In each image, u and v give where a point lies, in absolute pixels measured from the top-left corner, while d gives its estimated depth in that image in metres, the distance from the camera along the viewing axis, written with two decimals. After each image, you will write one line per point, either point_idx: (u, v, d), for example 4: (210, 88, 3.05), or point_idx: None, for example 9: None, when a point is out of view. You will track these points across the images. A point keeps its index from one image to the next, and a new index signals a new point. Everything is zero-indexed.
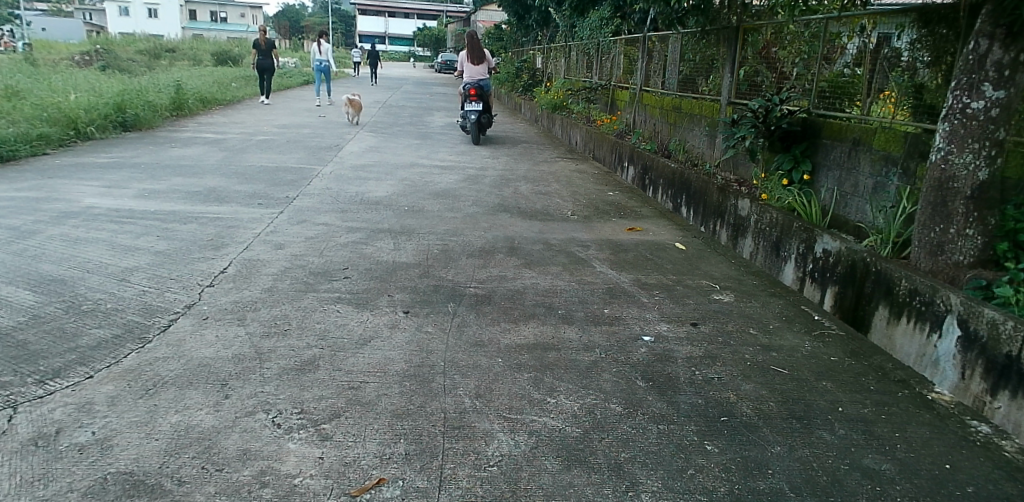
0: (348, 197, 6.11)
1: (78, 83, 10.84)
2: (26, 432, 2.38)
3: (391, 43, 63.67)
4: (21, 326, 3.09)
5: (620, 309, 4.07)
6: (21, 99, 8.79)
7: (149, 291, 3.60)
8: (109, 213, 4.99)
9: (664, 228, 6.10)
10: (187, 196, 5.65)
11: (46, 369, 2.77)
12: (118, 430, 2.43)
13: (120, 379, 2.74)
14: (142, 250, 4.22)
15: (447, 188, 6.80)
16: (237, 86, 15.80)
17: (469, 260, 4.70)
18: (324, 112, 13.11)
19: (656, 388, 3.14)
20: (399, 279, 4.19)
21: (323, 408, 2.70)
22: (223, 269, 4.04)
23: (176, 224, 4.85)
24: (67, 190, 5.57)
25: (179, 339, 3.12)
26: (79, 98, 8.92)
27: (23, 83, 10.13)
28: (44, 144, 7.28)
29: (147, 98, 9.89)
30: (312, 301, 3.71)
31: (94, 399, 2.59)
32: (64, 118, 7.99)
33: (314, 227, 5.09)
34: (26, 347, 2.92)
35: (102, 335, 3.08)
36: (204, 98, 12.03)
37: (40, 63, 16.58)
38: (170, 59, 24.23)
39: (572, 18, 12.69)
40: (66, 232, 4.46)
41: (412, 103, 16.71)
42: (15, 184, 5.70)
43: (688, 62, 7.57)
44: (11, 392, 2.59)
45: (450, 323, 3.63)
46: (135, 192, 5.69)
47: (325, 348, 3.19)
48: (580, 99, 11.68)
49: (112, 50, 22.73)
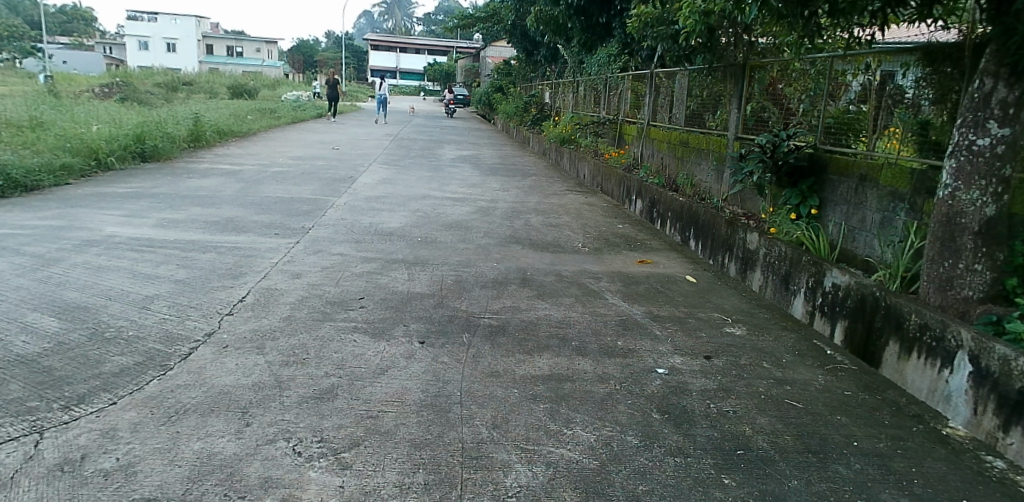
0: (363, 228, 6.19)
1: (99, 115, 11.02)
2: (52, 458, 2.41)
3: (401, 78, 64.75)
4: (46, 353, 3.13)
5: (633, 341, 4.09)
6: (44, 129, 8.98)
7: (170, 319, 3.65)
8: (130, 242, 5.07)
9: (674, 260, 6.14)
10: (206, 226, 5.74)
11: (71, 395, 2.81)
12: (143, 456, 2.46)
13: (143, 406, 2.78)
14: (163, 279, 4.28)
15: (459, 220, 6.87)
16: (252, 118, 16.08)
17: (482, 291, 4.74)
18: (337, 144, 13.27)
19: (671, 420, 3.15)
20: (414, 310, 4.23)
21: (342, 437, 2.72)
22: (242, 297, 4.10)
23: (196, 253, 4.92)
24: (89, 220, 5.66)
25: (200, 367, 3.15)
26: (100, 129, 9.11)
27: (47, 114, 10.32)
28: (66, 174, 7.42)
29: (165, 130, 10.08)
30: (329, 330, 3.76)
31: (117, 425, 2.62)
32: (87, 148, 8.15)
33: (330, 257, 5.15)
34: (51, 373, 2.96)
35: (125, 362, 3.12)
36: (220, 130, 12.24)
37: (61, 95, 16.86)
38: (188, 92, 24.65)
39: (578, 52, 12.93)
40: (89, 260, 4.54)
41: (424, 136, 16.95)
42: (38, 212, 5.80)
43: (695, 97, 7.71)
44: (37, 418, 2.62)
45: (465, 354, 3.65)
46: (155, 221, 5.77)
47: (343, 378, 3.22)
48: (587, 133, 11.87)
49: (132, 82, 23.13)
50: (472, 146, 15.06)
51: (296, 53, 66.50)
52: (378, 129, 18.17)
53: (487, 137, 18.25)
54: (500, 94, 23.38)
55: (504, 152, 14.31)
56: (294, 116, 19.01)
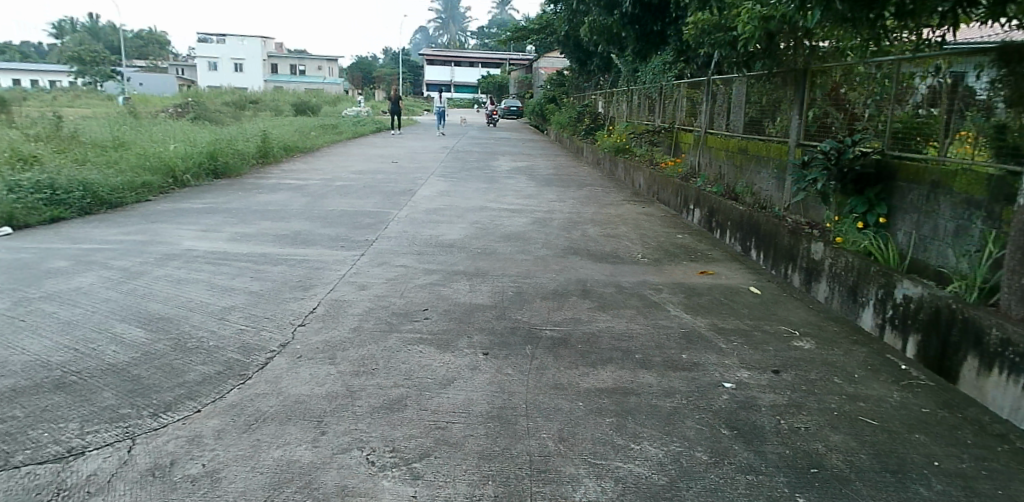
0: (424, 240, 6.30)
1: (174, 134, 11.58)
2: (144, 463, 2.53)
3: (455, 90, 65.59)
4: (134, 362, 3.30)
5: (697, 354, 4.03)
6: (126, 149, 9.49)
7: (247, 329, 3.79)
8: (207, 255, 5.30)
9: (736, 271, 6.02)
10: (276, 239, 5.94)
11: (159, 402, 2.95)
12: (226, 463, 2.56)
13: (225, 413, 2.90)
14: (238, 290, 4.45)
15: (517, 232, 6.91)
16: (315, 134, 16.59)
17: (543, 302, 4.76)
18: (395, 157, 13.56)
19: (741, 436, 3.09)
20: (477, 321, 4.28)
21: (413, 447, 2.77)
22: (312, 308, 4.22)
23: (267, 265, 5.11)
24: (168, 234, 5.94)
25: (276, 377, 3.26)
26: (177, 147, 9.57)
27: (128, 134, 10.91)
28: (147, 191, 7.82)
29: (236, 147, 10.50)
30: (396, 341, 3.83)
31: (201, 433, 2.74)
32: (164, 166, 8.58)
33: (393, 269, 5.26)
34: (140, 381, 3.11)
35: (207, 371, 3.26)
36: (286, 146, 12.69)
37: (141, 115, 17.80)
38: (255, 110, 25.63)
39: (632, 62, 12.86)
40: (170, 272, 4.76)
41: (480, 148, 17.15)
42: (122, 228, 6.12)
43: (753, 104, 7.57)
44: (129, 424, 2.76)
45: (529, 366, 3.67)
46: (228, 235, 6.02)
47: (411, 388, 3.28)
48: (642, 143, 11.78)
49: (203, 102, 24.23)
50: (528, 157, 15.14)
51: (353, 68, 68.24)
52: (435, 142, 18.47)
53: (541, 148, 18.31)
54: (554, 104, 23.42)
55: (560, 163, 14.33)
56: (354, 131, 19.52)
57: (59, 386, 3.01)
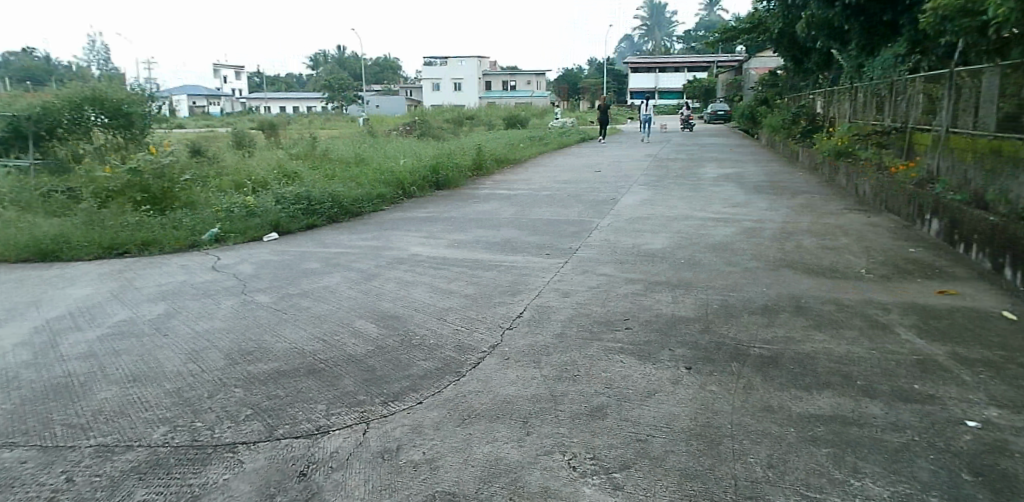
0: (626, 249, 6.31)
1: (402, 149, 12.86)
2: (375, 445, 2.83)
3: (659, 96, 64.54)
4: (369, 354, 3.73)
5: (934, 385, 3.57)
6: (365, 164, 10.74)
7: (462, 330, 4.10)
8: (428, 259, 5.82)
9: (986, 292, 5.22)
10: (488, 246, 6.34)
11: (389, 392, 3.30)
12: (443, 453, 2.79)
13: (443, 407, 3.16)
14: (455, 293, 4.83)
15: (724, 242, 6.64)
16: (523, 145, 17.38)
17: (751, 317, 4.53)
18: (599, 167, 13.73)
19: (989, 485, 2.68)
20: (680, 334, 4.19)
21: (614, 457, 2.80)
22: (519, 313, 4.44)
23: (480, 270, 5.47)
24: (397, 240, 6.62)
25: (487, 376, 3.49)
26: (405, 162, 10.62)
27: (367, 151, 12.33)
28: (382, 201, 8.78)
29: (454, 160, 11.38)
30: (598, 349, 3.89)
31: (423, 423, 3.01)
32: (395, 179, 9.58)
33: (596, 277, 5.35)
34: (374, 372, 3.52)
35: (428, 366, 3.59)
36: (497, 158, 13.46)
37: (376, 133, 20.00)
38: (470, 125, 27.49)
39: (857, 56, 11.71)
40: (398, 275, 5.31)
41: (684, 155, 16.71)
42: (360, 234, 6.94)
43: (1010, 97, 6.50)
44: (365, 409, 3.13)
45: (735, 384, 3.52)
46: (447, 241, 6.55)
47: (612, 397, 3.32)
48: (868, 145, 10.65)
49: (426, 119, 26.54)
50: (736, 163, 14.45)
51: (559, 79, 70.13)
52: (639, 150, 18.36)
53: (751, 154, 17.35)
54: (766, 107, 22.07)
55: (771, 169, 13.49)
56: (560, 141, 20.10)
57: (311, 371, 3.49)
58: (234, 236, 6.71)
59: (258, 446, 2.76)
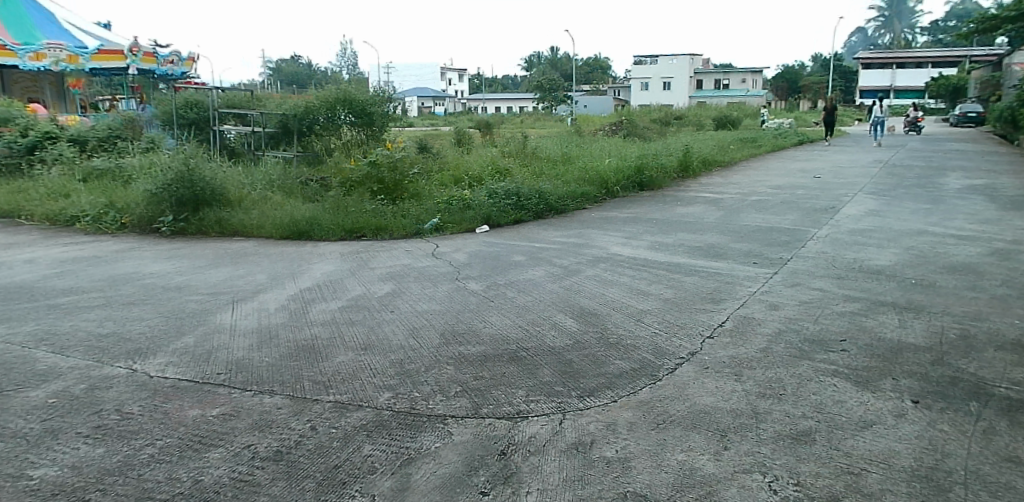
0: (846, 263, 5.79)
1: (608, 148, 12.97)
2: (571, 437, 2.92)
3: (896, 95, 57.67)
4: (568, 348, 3.86)
5: None
6: (571, 162, 11.02)
7: (660, 334, 4.08)
8: (629, 260, 5.84)
9: None
10: (691, 250, 6.19)
11: (585, 387, 3.39)
12: (636, 453, 2.80)
13: (638, 408, 3.18)
14: (654, 296, 4.80)
15: (969, 263, 5.81)
16: (734, 147, 16.61)
17: (999, 352, 3.93)
18: (818, 172, 12.69)
19: None
20: (906, 363, 3.75)
21: (820, 487, 2.61)
22: (721, 322, 4.31)
23: (681, 275, 5.37)
24: (598, 239, 6.72)
25: (684, 383, 3.44)
26: (610, 161, 10.72)
27: (573, 149, 12.63)
28: (584, 199, 8.98)
29: (659, 161, 11.24)
30: (807, 369, 3.64)
31: (617, 421, 3.06)
32: (598, 179, 9.73)
33: (808, 291, 4.99)
34: (572, 365, 3.63)
35: (624, 366, 3.63)
36: (705, 160, 13.03)
37: (583, 132, 20.36)
38: (678, 124, 26.83)
39: None
40: (598, 273, 5.40)
41: (923, 161, 14.82)
42: (564, 231, 7.16)
43: None
44: (562, 400, 3.24)
45: (973, 427, 3.07)
46: (648, 243, 6.51)
47: (821, 423, 3.09)
48: None
49: (633, 118, 26.39)
50: (990, 173, 12.49)
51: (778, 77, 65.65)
52: (867, 155, 16.63)
53: (1012, 162, 14.87)
54: None
55: None
56: (775, 144, 18.86)
57: (514, 358, 3.70)
58: (451, 227, 7.28)
59: (464, 422, 2.98)
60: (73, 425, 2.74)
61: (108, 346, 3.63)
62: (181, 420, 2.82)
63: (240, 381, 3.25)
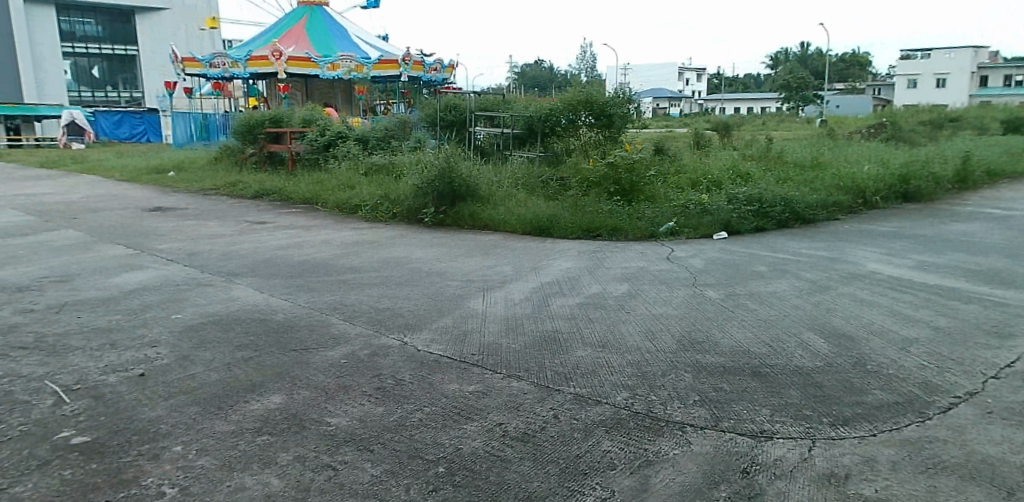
0: None
1: (867, 154, 11.72)
2: (820, 466, 2.71)
3: None
4: (818, 370, 3.57)
5: None
6: (823, 168, 10.14)
7: (930, 366, 3.60)
8: (890, 280, 5.23)
9: None
10: (971, 274, 5.36)
11: (838, 414, 3.12)
12: (899, 496, 2.51)
13: (901, 447, 2.85)
14: (922, 323, 4.25)
15: None
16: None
17: None
18: None
19: None
20: None
21: None
22: (1012, 361, 3.67)
23: (957, 301, 4.68)
24: (853, 254, 6.11)
25: (960, 426, 3.00)
26: (870, 169, 9.67)
27: (826, 154, 11.61)
28: (836, 209, 8.22)
29: (932, 169, 9.87)
30: None
31: (876, 458, 2.77)
32: (854, 187, 8.83)
33: None
34: (822, 389, 3.36)
35: (885, 398, 3.27)
36: (992, 170, 11.16)
37: (838, 135, 18.58)
38: (958, 127, 23.23)
39: None
40: (853, 292, 4.92)
41: None
42: (812, 243, 6.63)
43: None
44: (811, 426, 3.02)
45: None
46: (915, 263, 5.76)
47: None
48: None
49: (901, 120, 23.41)
50: None
51: None
52: None
53: None
54: None
55: None
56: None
57: (756, 374, 3.53)
58: (687, 232, 7.14)
59: (704, 433, 2.93)
60: (359, 384, 3.20)
61: (383, 319, 4.17)
62: (444, 392, 3.15)
63: (491, 363, 3.53)
